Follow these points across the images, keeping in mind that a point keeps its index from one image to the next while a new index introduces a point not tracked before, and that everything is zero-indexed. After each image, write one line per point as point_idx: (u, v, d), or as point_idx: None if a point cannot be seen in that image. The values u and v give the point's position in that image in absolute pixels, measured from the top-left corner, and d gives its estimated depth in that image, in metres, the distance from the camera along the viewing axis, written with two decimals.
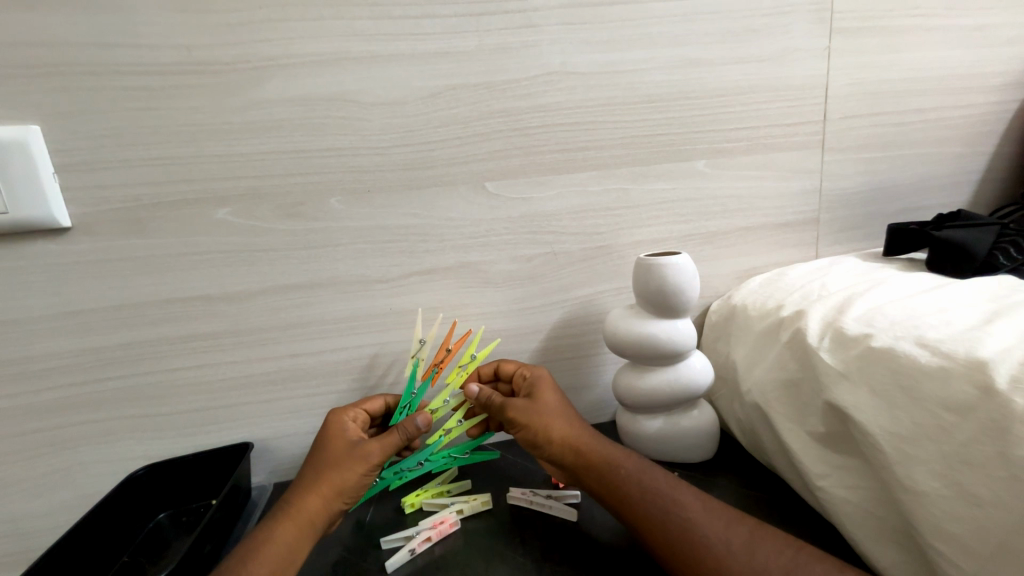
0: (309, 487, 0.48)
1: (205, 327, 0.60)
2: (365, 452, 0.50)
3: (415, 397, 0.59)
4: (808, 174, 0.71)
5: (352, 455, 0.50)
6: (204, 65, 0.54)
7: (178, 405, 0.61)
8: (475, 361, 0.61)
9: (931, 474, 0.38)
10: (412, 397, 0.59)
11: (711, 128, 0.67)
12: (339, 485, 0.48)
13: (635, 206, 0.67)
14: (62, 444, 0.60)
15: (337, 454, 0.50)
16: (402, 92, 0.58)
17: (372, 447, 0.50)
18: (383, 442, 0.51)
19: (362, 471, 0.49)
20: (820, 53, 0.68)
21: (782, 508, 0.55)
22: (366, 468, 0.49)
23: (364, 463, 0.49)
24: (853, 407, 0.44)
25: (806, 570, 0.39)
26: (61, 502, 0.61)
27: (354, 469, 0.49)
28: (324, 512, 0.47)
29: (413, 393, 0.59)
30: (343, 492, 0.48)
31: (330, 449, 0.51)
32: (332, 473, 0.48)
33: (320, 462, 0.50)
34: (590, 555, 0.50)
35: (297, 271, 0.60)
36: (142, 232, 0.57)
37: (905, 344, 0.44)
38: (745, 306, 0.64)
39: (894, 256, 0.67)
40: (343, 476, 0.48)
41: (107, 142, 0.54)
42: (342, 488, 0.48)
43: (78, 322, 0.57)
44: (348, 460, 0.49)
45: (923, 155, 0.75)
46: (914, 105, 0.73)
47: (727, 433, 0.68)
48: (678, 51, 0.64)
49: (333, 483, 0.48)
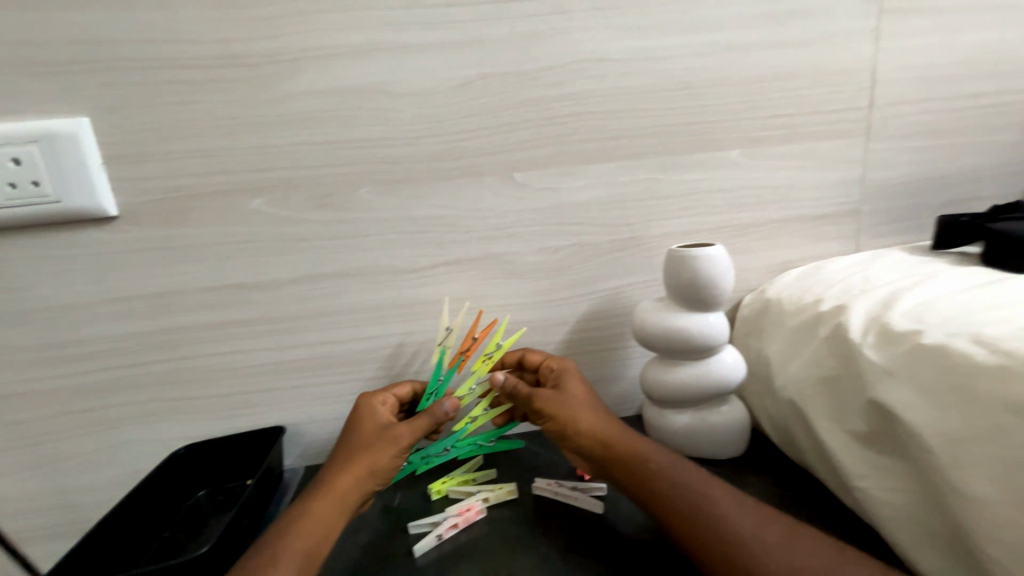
0: (344, 467, 0.49)
1: (241, 314, 0.62)
2: (396, 435, 0.51)
3: (441, 384, 0.60)
4: (850, 163, 0.68)
5: (384, 438, 0.51)
6: (241, 58, 0.56)
7: (216, 388, 0.64)
8: (500, 349, 0.61)
9: (986, 477, 0.36)
10: (439, 385, 0.60)
11: (747, 116, 0.64)
12: (372, 466, 0.49)
13: (666, 197, 0.65)
14: (110, 423, 0.63)
15: (370, 436, 0.52)
16: (431, 82, 0.58)
17: (403, 430, 0.52)
18: (413, 426, 0.52)
19: (394, 452, 0.51)
20: (866, 36, 0.64)
21: (817, 508, 0.53)
22: (397, 451, 0.51)
23: (395, 445, 0.51)
24: (899, 406, 0.42)
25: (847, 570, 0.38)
26: (109, 478, 0.65)
27: (386, 450, 0.50)
28: (358, 492, 0.48)
29: (439, 381, 0.60)
30: (376, 473, 0.49)
31: (363, 432, 0.52)
32: (366, 453, 0.50)
33: (353, 444, 0.51)
34: (616, 548, 0.50)
35: (328, 261, 0.62)
36: (182, 221, 0.59)
37: (958, 341, 0.41)
38: (781, 300, 0.62)
39: (943, 250, 0.64)
40: (376, 457, 0.50)
41: (150, 134, 0.56)
42: (376, 468, 0.49)
43: (124, 307, 0.60)
44: (380, 442, 0.51)
45: (977, 143, 0.71)
46: (969, 89, 0.69)
47: (758, 431, 0.66)
48: (714, 36, 0.61)
49: (366, 463, 0.49)
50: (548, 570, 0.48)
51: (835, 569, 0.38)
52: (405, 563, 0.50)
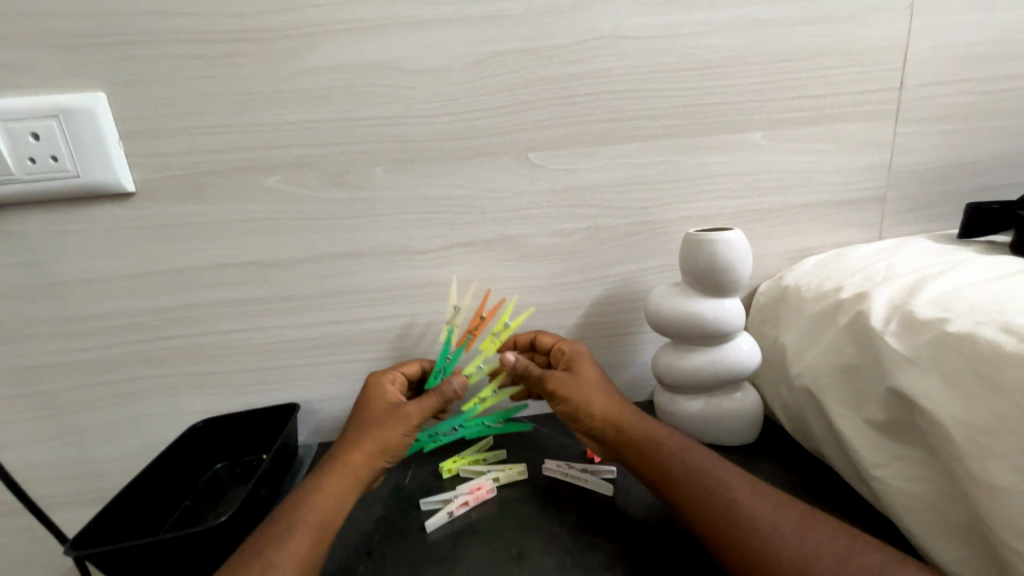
0: (355, 443, 0.50)
1: (258, 292, 0.62)
2: (405, 413, 0.52)
3: (449, 362, 0.61)
4: (877, 147, 0.66)
5: (394, 416, 0.52)
6: (256, 33, 0.55)
7: (232, 365, 0.65)
8: (508, 329, 0.61)
9: (1010, 468, 0.35)
10: (446, 362, 0.61)
11: (771, 97, 0.62)
12: (383, 443, 0.50)
13: (685, 180, 0.64)
14: (131, 396, 0.65)
15: (379, 414, 0.52)
16: (447, 59, 0.57)
17: (412, 409, 0.52)
18: (421, 405, 0.53)
19: (403, 430, 0.51)
20: (901, 13, 0.61)
21: (829, 496, 0.53)
22: (407, 428, 0.51)
23: (405, 423, 0.51)
24: (921, 395, 0.41)
25: (864, 557, 0.38)
26: (131, 449, 0.67)
27: (396, 428, 0.51)
28: (370, 468, 0.49)
29: (447, 359, 0.61)
30: (387, 450, 0.50)
31: (373, 410, 0.53)
32: (376, 430, 0.51)
33: (364, 422, 0.52)
34: (626, 529, 0.50)
35: (342, 240, 0.62)
36: (199, 199, 0.59)
37: (986, 330, 0.40)
38: (799, 287, 0.61)
39: (970, 239, 0.62)
40: (387, 435, 0.50)
41: (167, 110, 0.56)
42: (386, 446, 0.50)
43: (143, 283, 0.61)
44: (390, 420, 0.51)
45: (1012, 127, 0.68)
46: (1008, 70, 0.65)
47: (770, 419, 0.65)
48: (740, 12, 0.59)
49: (378, 440, 0.50)
50: (558, 549, 0.48)
51: (849, 555, 0.38)
52: (418, 537, 0.51)
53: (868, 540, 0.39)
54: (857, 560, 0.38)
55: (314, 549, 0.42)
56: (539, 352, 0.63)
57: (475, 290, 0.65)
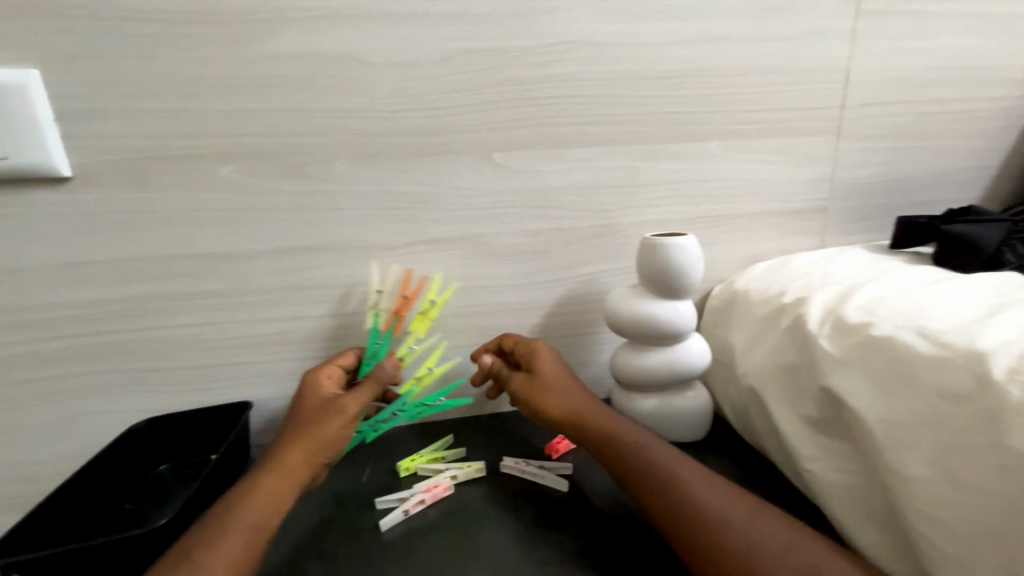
0: (293, 443, 0.49)
1: (209, 286, 0.60)
2: (342, 407, 0.51)
3: (378, 347, 0.60)
4: (821, 161, 0.70)
5: (331, 411, 0.51)
6: (210, 15, 0.53)
7: (179, 361, 0.62)
8: (435, 307, 0.62)
9: (922, 459, 0.39)
10: (376, 348, 0.60)
11: (727, 109, 0.65)
12: (321, 440, 0.49)
13: (645, 185, 0.66)
14: (64, 395, 0.61)
15: (316, 412, 0.52)
16: (412, 54, 0.57)
17: (349, 402, 0.52)
18: (358, 397, 0.53)
19: (339, 425, 0.51)
20: (844, 36, 0.65)
21: (769, 489, 0.56)
22: (344, 422, 0.51)
23: (342, 416, 0.51)
24: (849, 394, 0.45)
25: (800, 551, 0.40)
26: (63, 451, 0.62)
27: (332, 423, 0.50)
28: (308, 466, 0.48)
29: (376, 344, 0.60)
30: (324, 447, 0.49)
31: (309, 408, 0.52)
32: (312, 429, 0.50)
33: (302, 421, 0.51)
34: (579, 525, 0.51)
35: (300, 234, 0.60)
36: (144, 186, 0.56)
37: (905, 333, 0.44)
38: (748, 291, 0.64)
39: (900, 249, 0.67)
40: (325, 432, 0.50)
41: (109, 91, 0.53)
42: (323, 443, 0.49)
43: (80, 274, 0.57)
44: (327, 416, 0.51)
45: (939, 148, 0.74)
46: (936, 95, 0.71)
47: (720, 416, 0.68)
48: (699, 26, 0.62)
49: (315, 437, 0.49)
50: (513, 545, 0.49)
51: (786, 550, 0.40)
52: (372, 537, 0.51)
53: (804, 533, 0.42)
54: (795, 553, 0.40)
55: (247, 550, 0.41)
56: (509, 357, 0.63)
57: (397, 272, 0.63)
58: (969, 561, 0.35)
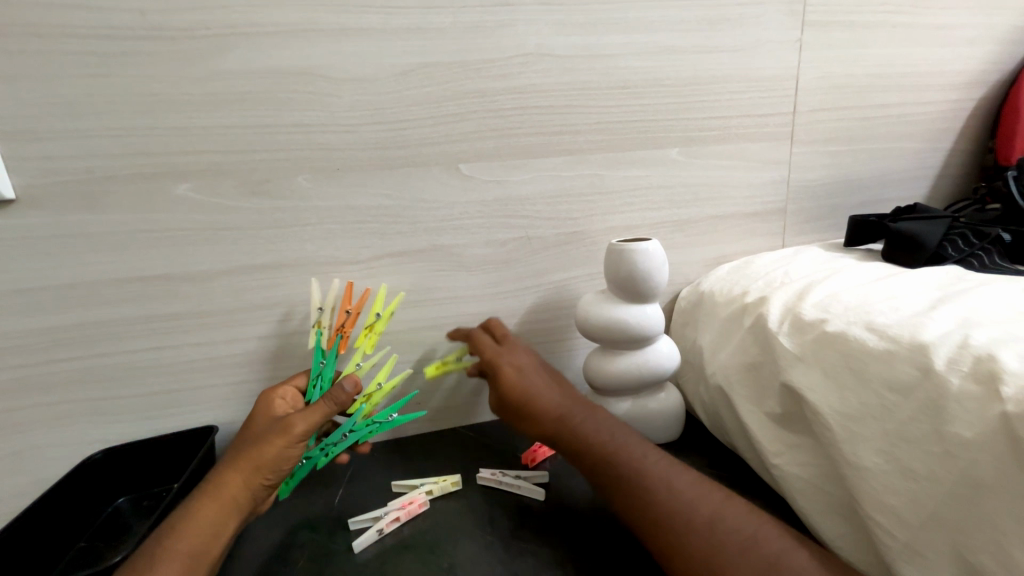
0: (234, 462, 0.47)
1: (167, 308, 0.58)
2: (286, 423, 0.48)
3: (324, 367, 0.57)
4: (777, 165, 0.73)
5: (275, 429, 0.48)
6: (161, 31, 0.51)
7: (138, 387, 0.59)
8: (381, 319, 0.59)
9: (874, 450, 0.41)
10: (322, 368, 0.57)
11: (685, 116, 0.67)
12: (259, 460, 0.47)
13: (610, 192, 0.67)
14: (11, 429, 0.57)
15: (262, 430, 0.49)
16: (373, 69, 0.57)
17: (294, 420, 0.48)
18: (307, 415, 0.49)
19: (282, 445, 0.47)
20: (792, 45, 0.69)
21: (741, 486, 0.57)
22: (287, 443, 0.47)
23: (285, 437, 0.47)
24: (807, 388, 0.46)
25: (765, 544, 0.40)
26: (10, 490, 0.59)
27: (274, 443, 0.47)
28: (247, 488, 0.46)
29: (321, 364, 0.57)
30: (264, 465, 0.47)
31: (258, 428, 0.50)
32: (253, 448, 0.47)
33: (248, 439, 0.49)
34: (552, 536, 0.51)
35: (264, 251, 0.59)
36: (96, 207, 0.54)
37: (856, 328, 0.46)
38: (713, 292, 0.66)
39: (854, 247, 0.70)
40: (265, 450, 0.47)
41: (54, 110, 0.51)
42: (262, 463, 0.47)
43: (26, 301, 0.54)
44: (269, 437, 0.48)
45: (884, 150, 0.78)
46: (878, 100, 0.75)
47: (692, 415, 0.70)
48: (654, 38, 0.64)
49: (255, 457, 0.47)
50: (490, 558, 0.49)
51: (750, 545, 0.40)
52: (345, 559, 0.49)
53: (769, 528, 0.41)
54: (757, 548, 0.39)
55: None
56: (512, 343, 0.59)
57: (340, 288, 0.61)
58: (921, 549, 0.37)
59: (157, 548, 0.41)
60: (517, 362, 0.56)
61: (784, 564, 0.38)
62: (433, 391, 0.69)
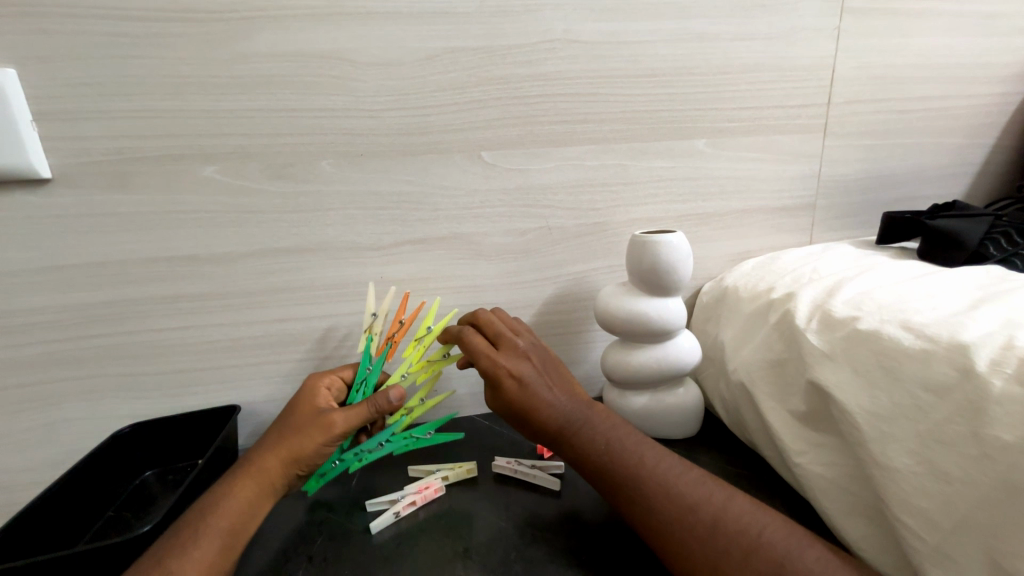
0: (271, 448, 0.48)
1: (193, 288, 0.59)
2: (329, 422, 0.49)
3: (369, 374, 0.56)
4: (808, 159, 0.71)
5: (314, 424, 0.49)
6: (190, 13, 0.52)
7: (165, 365, 0.61)
8: (432, 332, 0.59)
9: (905, 451, 0.39)
10: (367, 374, 0.56)
11: (714, 106, 0.66)
12: (296, 449, 0.48)
13: (633, 182, 0.66)
14: (45, 401, 0.59)
15: (299, 424, 0.49)
16: (397, 54, 0.56)
17: (335, 417, 0.49)
18: (350, 414, 0.50)
19: (321, 440, 0.48)
20: (828, 33, 0.66)
21: (761, 483, 0.56)
22: (326, 439, 0.49)
23: (324, 435, 0.49)
24: (836, 387, 0.45)
25: (776, 543, 0.39)
26: (44, 458, 0.61)
27: (313, 436, 0.48)
28: (284, 474, 0.47)
29: (367, 370, 0.56)
30: (302, 457, 0.48)
31: (295, 418, 0.50)
32: (292, 437, 0.48)
33: (286, 425, 0.50)
34: (568, 526, 0.51)
35: (286, 236, 0.59)
36: (127, 187, 0.55)
37: (890, 327, 0.45)
38: (737, 287, 0.65)
39: (886, 245, 0.68)
40: (303, 443, 0.48)
41: (89, 90, 0.52)
42: (299, 455, 0.48)
43: (60, 277, 0.56)
44: (308, 430, 0.49)
45: (922, 145, 0.75)
46: (919, 93, 0.72)
47: (709, 411, 0.69)
48: (684, 24, 0.62)
49: (294, 446, 0.48)
50: (504, 544, 0.49)
51: (755, 548, 0.39)
52: (362, 539, 0.50)
53: (776, 527, 0.40)
54: (767, 549, 0.39)
55: (224, 557, 0.41)
56: (509, 345, 0.53)
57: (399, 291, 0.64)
58: (950, 552, 0.36)
59: (192, 524, 0.42)
60: (516, 373, 0.51)
61: (792, 566, 0.37)
62: (450, 379, 0.69)
